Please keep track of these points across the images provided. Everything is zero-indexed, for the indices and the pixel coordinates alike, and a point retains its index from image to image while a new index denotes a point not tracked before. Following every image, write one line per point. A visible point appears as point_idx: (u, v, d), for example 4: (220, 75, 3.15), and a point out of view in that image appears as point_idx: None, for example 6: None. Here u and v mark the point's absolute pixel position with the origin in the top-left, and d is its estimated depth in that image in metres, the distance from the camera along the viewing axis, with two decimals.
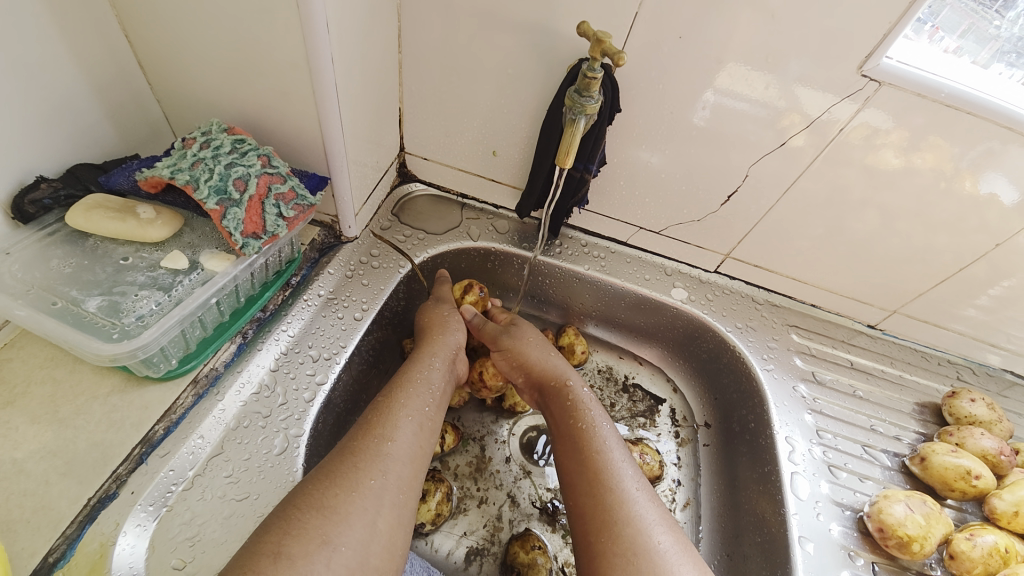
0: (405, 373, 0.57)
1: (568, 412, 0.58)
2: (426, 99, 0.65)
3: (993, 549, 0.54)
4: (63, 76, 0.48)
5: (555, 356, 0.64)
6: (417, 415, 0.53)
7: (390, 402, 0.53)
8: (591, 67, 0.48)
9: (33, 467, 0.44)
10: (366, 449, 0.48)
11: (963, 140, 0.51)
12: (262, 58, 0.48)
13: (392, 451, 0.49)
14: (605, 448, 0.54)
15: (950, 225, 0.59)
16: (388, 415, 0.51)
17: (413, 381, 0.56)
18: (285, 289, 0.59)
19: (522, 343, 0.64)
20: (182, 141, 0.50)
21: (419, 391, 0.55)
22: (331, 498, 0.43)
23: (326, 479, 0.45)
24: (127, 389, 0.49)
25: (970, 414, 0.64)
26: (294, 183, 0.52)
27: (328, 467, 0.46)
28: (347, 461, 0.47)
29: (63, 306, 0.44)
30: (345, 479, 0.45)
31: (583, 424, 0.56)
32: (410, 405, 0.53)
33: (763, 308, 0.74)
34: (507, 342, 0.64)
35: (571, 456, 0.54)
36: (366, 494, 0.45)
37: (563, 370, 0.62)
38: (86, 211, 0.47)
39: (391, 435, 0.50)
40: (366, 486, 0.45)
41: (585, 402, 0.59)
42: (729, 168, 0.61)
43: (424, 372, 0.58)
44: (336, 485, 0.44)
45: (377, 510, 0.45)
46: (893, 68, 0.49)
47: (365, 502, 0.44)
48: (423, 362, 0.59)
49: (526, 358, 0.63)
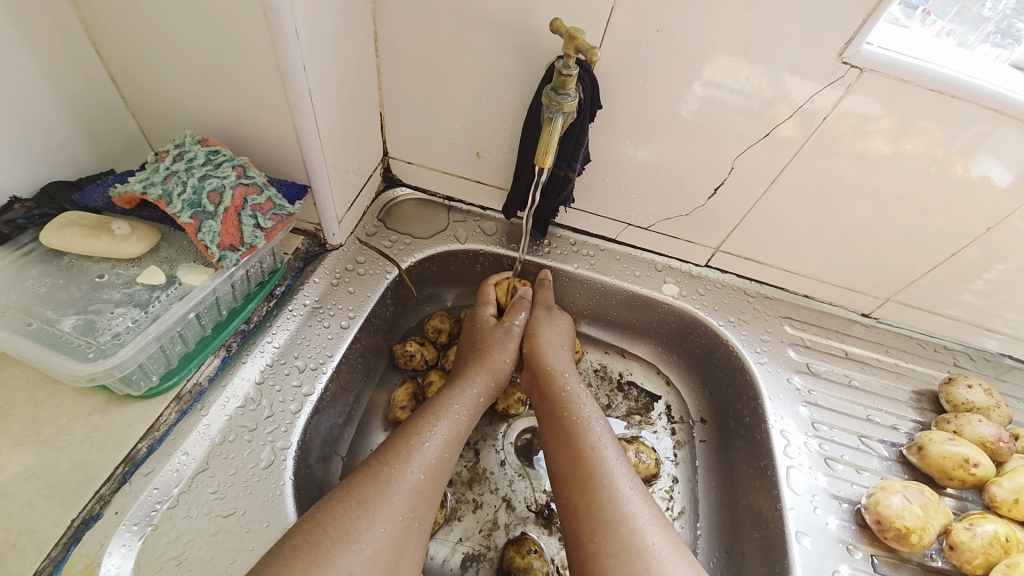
0: (438, 400, 0.57)
1: (560, 407, 0.58)
2: (408, 102, 0.64)
3: (994, 538, 0.53)
4: (33, 93, 0.47)
5: (566, 350, 0.65)
6: (445, 441, 0.53)
7: (423, 425, 0.53)
8: (565, 64, 0.48)
9: (16, 490, 0.43)
10: (395, 476, 0.48)
11: (951, 123, 0.51)
12: (234, 67, 0.47)
13: (413, 481, 0.48)
14: (597, 445, 0.53)
15: (942, 210, 0.58)
16: (419, 438, 0.51)
17: (448, 411, 0.55)
18: (269, 300, 0.59)
19: (550, 321, 0.67)
20: (155, 155, 0.49)
21: (447, 419, 0.55)
22: (359, 529, 0.43)
23: (354, 505, 0.44)
24: (109, 408, 0.48)
25: (967, 400, 0.64)
26: (272, 193, 0.51)
27: (354, 492, 0.46)
28: (375, 488, 0.46)
29: (38, 326, 0.43)
30: (375, 509, 0.45)
31: (576, 419, 0.56)
32: (443, 434, 0.53)
33: (756, 300, 0.73)
34: (538, 312, 0.67)
35: (563, 452, 0.54)
36: (389, 527, 0.45)
37: (562, 363, 0.62)
38: (60, 230, 0.46)
39: (419, 464, 0.49)
40: (389, 518, 0.45)
41: (580, 398, 0.58)
42: (715, 160, 0.60)
43: (458, 400, 0.57)
44: (366, 514, 0.44)
45: (400, 552, 0.45)
46: (875, 53, 0.48)
47: (388, 537, 0.44)
48: (459, 389, 0.58)
49: (538, 331, 0.65)
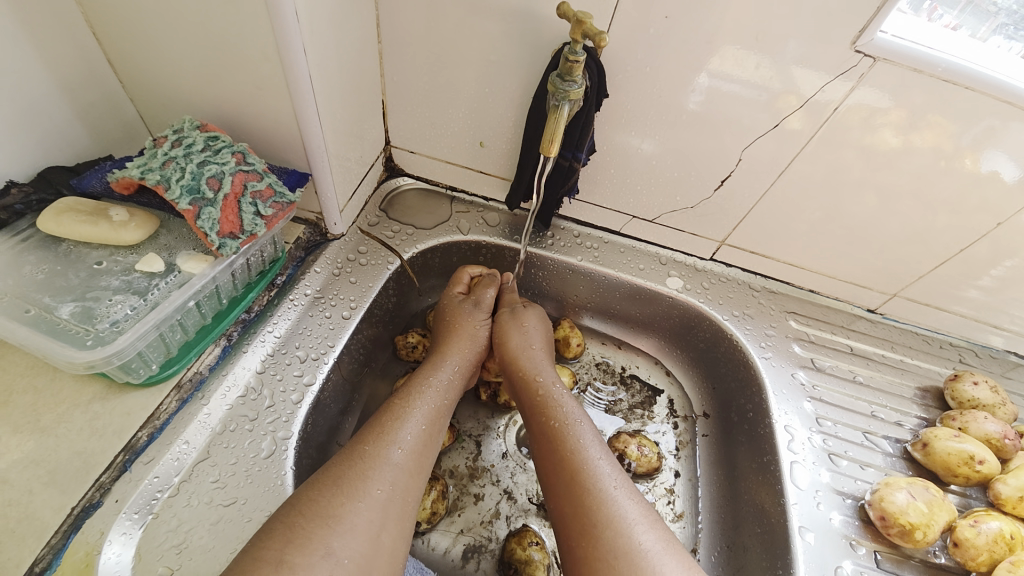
0: (418, 376, 0.57)
1: (541, 409, 0.57)
2: (410, 90, 0.63)
3: (998, 535, 0.53)
4: (30, 76, 0.46)
5: (539, 349, 0.64)
6: (427, 415, 0.53)
7: (403, 403, 0.53)
8: (572, 50, 0.47)
9: (15, 477, 0.43)
10: (375, 455, 0.47)
11: (962, 117, 0.50)
12: (234, 51, 0.46)
13: (398, 459, 0.48)
14: (580, 447, 0.52)
15: (951, 205, 0.57)
16: (401, 417, 0.51)
17: (427, 385, 0.56)
18: (270, 289, 0.58)
19: (514, 323, 0.65)
20: (153, 140, 0.49)
21: (427, 396, 0.55)
22: (338, 508, 0.43)
23: (333, 485, 0.44)
24: (109, 396, 0.48)
25: (973, 397, 0.63)
26: (272, 180, 0.51)
27: (333, 471, 0.45)
28: (355, 467, 0.46)
29: (36, 313, 0.43)
30: (352, 487, 0.44)
31: (556, 424, 0.55)
32: (424, 410, 0.53)
33: (761, 295, 0.73)
34: (501, 315, 0.66)
35: (548, 456, 0.53)
36: (369, 503, 0.44)
37: (534, 366, 0.61)
38: (57, 215, 0.46)
39: (399, 441, 0.49)
40: (370, 495, 0.45)
41: (558, 399, 0.58)
42: (722, 152, 0.59)
43: (437, 374, 0.57)
44: (343, 493, 0.44)
45: (381, 525, 0.44)
46: (889, 42, 0.47)
47: (370, 514, 0.44)
48: (437, 366, 0.59)
49: (505, 338, 0.64)
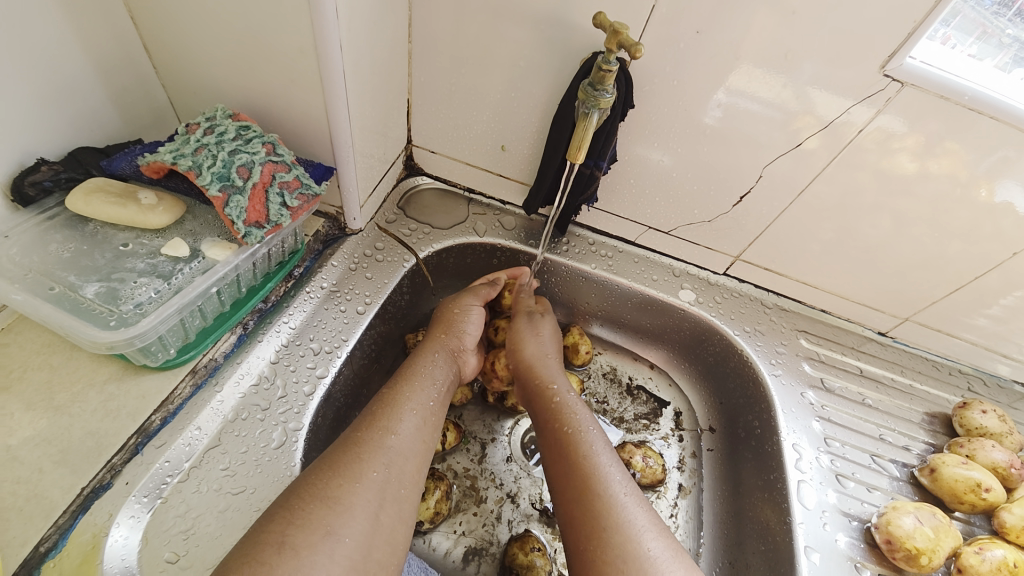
0: (409, 367, 0.56)
1: (553, 416, 0.57)
2: (436, 90, 0.64)
3: (1002, 563, 0.53)
4: (67, 58, 0.47)
5: (553, 357, 0.64)
6: (420, 408, 0.52)
7: (398, 395, 0.52)
8: (606, 59, 0.47)
9: (26, 454, 0.43)
10: (370, 440, 0.47)
11: (983, 146, 0.50)
12: (269, 42, 0.47)
13: (394, 444, 0.48)
14: (592, 452, 0.52)
15: (965, 233, 0.57)
16: (393, 407, 0.51)
17: (418, 375, 0.55)
18: (288, 280, 0.59)
19: (530, 330, 0.65)
20: (185, 126, 0.49)
21: (422, 385, 0.55)
22: (340, 491, 0.43)
23: (330, 468, 0.44)
24: (125, 377, 0.48)
25: (981, 426, 0.63)
26: (300, 172, 0.51)
27: (330, 457, 0.46)
28: (349, 452, 0.46)
29: (60, 291, 0.43)
30: (348, 469, 0.44)
31: (569, 429, 0.55)
32: (413, 399, 0.53)
33: (772, 312, 0.73)
34: (518, 320, 0.67)
35: (557, 463, 0.53)
36: (366, 484, 0.44)
37: (549, 372, 0.61)
38: (86, 196, 0.46)
39: (392, 427, 0.49)
40: (366, 477, 0.45)
41: (573, 407, 0.57)
42: (741, 168, 0.59)
43: (427, 367, 0.57)
44: (340, 475, 0.44)
45: (379, 503, 0.44)
46: (916, 68, 0.47)
47: (367, 494, 0.44)
48: (425, 354, 0.59)
49: (521, 344, 0.64)
